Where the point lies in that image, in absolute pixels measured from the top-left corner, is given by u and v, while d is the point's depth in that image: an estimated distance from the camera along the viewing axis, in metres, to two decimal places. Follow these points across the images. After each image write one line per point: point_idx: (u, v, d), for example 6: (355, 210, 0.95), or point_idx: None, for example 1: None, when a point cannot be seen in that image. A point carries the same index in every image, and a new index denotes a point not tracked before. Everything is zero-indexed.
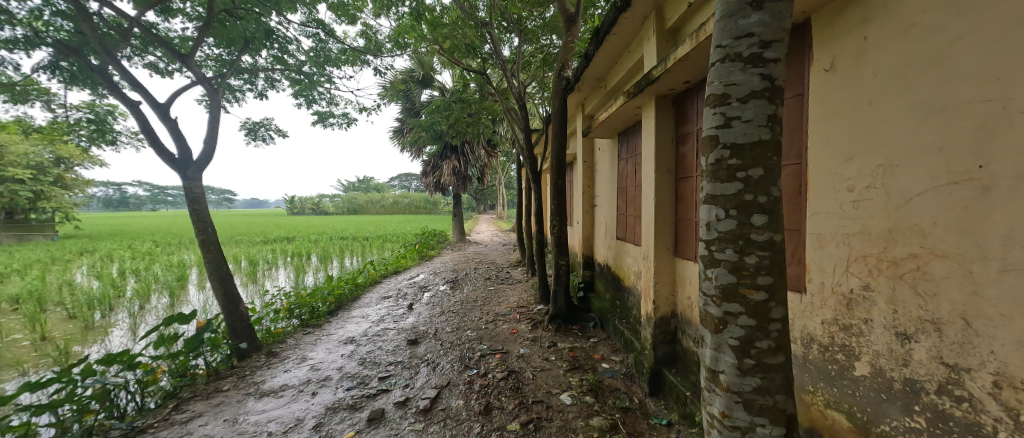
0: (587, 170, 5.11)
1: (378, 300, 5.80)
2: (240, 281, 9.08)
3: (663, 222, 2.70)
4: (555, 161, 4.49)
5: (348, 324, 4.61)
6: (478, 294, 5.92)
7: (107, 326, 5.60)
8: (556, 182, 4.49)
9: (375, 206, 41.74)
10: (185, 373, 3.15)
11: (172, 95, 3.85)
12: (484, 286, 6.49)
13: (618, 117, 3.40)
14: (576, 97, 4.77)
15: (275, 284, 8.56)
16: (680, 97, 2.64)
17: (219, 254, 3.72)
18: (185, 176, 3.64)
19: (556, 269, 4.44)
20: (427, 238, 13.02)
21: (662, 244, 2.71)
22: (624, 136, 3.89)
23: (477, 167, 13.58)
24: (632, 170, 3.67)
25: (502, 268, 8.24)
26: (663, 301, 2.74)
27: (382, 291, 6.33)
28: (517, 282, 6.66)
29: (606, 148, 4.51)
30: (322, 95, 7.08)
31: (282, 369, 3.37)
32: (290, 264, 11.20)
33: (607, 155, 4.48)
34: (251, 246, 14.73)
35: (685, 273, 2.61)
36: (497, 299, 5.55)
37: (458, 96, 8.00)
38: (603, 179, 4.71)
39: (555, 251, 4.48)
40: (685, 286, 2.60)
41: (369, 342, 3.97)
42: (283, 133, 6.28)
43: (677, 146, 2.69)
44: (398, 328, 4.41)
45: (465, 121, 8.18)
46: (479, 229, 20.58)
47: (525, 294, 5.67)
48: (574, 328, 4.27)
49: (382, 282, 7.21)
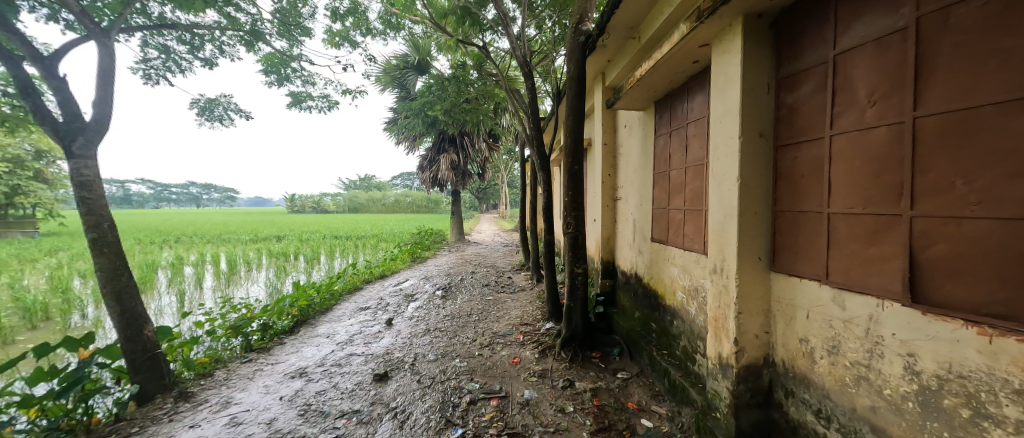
0: (608, 154, 4.14)
1: (354, 312, 4.83)
2: (211, 284, 8.15)
3: (751, 217, 1.72)
4: (571, 142, 3.53)
5: (306, 347, 3.64)
6: (473, 306, 4.95)
7: (28, 342, 4.68)
8: (572, 168, 3.52)
9: (376, 205, 40.90)
10: (58, 426, 2.20)
11: (68, 46, 2.92)
12: (480, 295, 5.52)
13: (667, 68, 2.41)
14: (596, 60, 3.81)
15: (249, 289, 7.64)
16: (789, 14, 1.63)
17: (119, 258, 2.74)
18: (68, 151, 2.64)
19: (571, 279, 3.48)
20: (422, 237, 11.97)
21: (750, 251, 1.72)
22: (666, 102, 2.89)
23: (478, 162, 12.61)
24: (680, 148, 2.67)
25: (503, 272, 7.27)
26: (751, 342, 1.73)
27: (362, 300, 5.39)
28: (519, 291, 5.67)
29: (634, 123, 3.53)
30: (297, 73, 6.27)
31: (186, 423, 2.39)
32: (272, 266, 10.21)
33: (637, 132, 3.49)
34: (237, 245, 13.80)
35: (792, 298, 1.61)
36: (495, 313, 4.57)
37: (455, 76, 7.00)
38: (629, 166, 3.72)
39: (569, 256, 3.51)
40: (793, 322, 1.60)
41: (324, 377, 2.99)
42: (245, 114, 5.38)
43: (777, 96, 1.70)
44: (367, 353, 3.44)
45: (462, 106, 7.19)
46: (480, 228, 19.61)
47: (530, 306, 4.70)
48: (593, 356, 3.29)
49: (365, 288, 6.26)
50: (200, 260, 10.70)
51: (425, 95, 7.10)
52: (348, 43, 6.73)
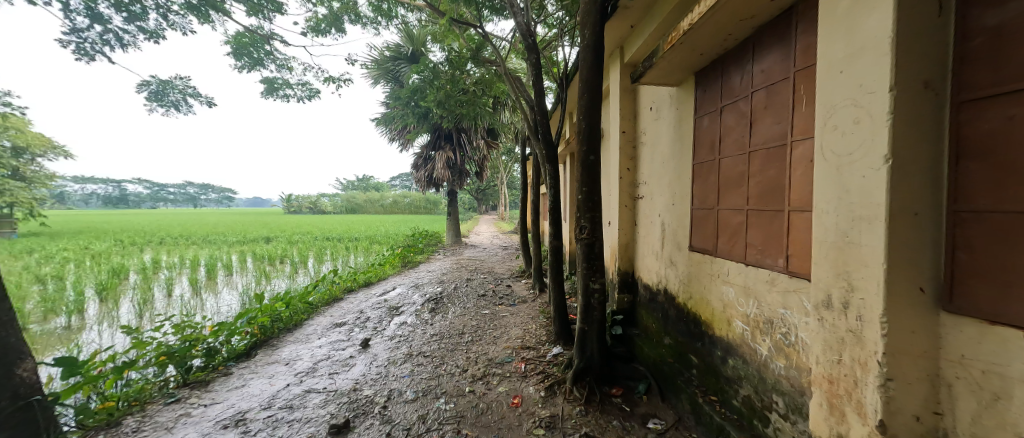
0: (627, 145, 3.47)
1: (326, 330, 4.12)
2: (181, 292, 7.42)
3: (911, 222, 1.05)
4: (586, 126, 2.85)
5: (255, 380, 2.93)
6: (466, 322, 4.25)
7: None
8: (587, 158, 2.83)
9: (374, 205, 40.21)
10: None
11: None
12: (475, 309, 4.81)
13: (730, 12, 1.73)
14: (617, 28, 3.15)
15: (221, 298, 6.93)
16: None
17: None
18: None
19: (585, 297, 2.80)
20: (415, 240, 11.27)
21: (909, 278, 1.05)
22: (716, 69, 2.22)
23: (476, 160, 11.93)
24: (739, 126, 1.99)
25: (501, 279, 6.58)
26: (908, 427, 1.06)
27: (339, 314, 4.68)
28: (519, 304, 4.97)
29: (663, 104, 2.87)
30: (272, 57, 5.64)
31: None
32: (254, 271, 9.50)
33: (668, 113, 2.82)
34: (221, 248, 13.06)
35: (996, 362, 0.94)
36: (492, 332, 3.87)
37: (449, 63, 6.34)
38: (655, 158, 3.06)
39: (583, 268, 2.82)
40: (1000, 405, 0.94)
41: (266, 428, 2.29)
42: (208, 100, 4.73)
43: (958, 21, 1.02)
44: (329, 390, 2.74)
45: (457, 98, 6.55)
46: (479, 230, 18.90)
47: (532, 323, 4.01)
48: (613, 394, 2.59)
49: (346, 299, 5.56)
50: (177, 264, 9.97)
51: (417, 85, 6.46)
52: (335, 29, 6.17)
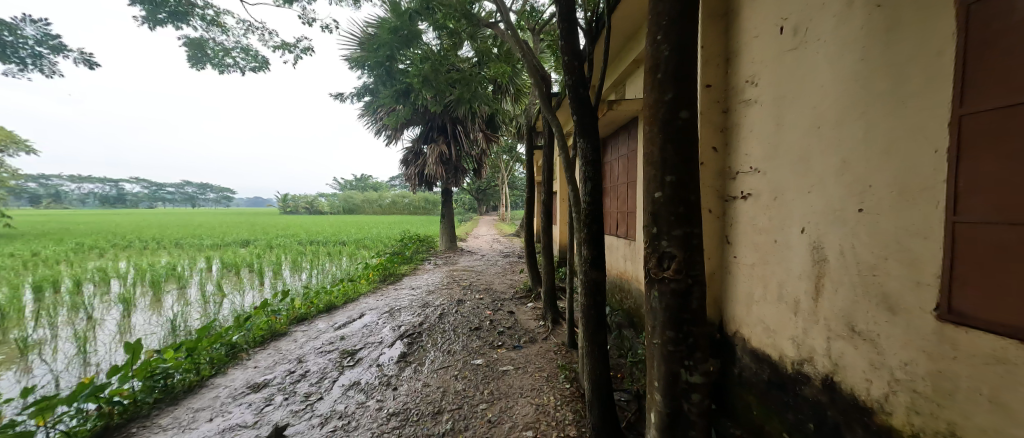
0: (714, 107, 2.06)
1: (231, 399, 2.69)
2: (103, 314, 5.98)
3: None
4: (672, 50, 1.40)
5: None
6: (448, 386, 2.79)
7: None
8: (675, 116, 1.39)
9: (371, 205, 38.86)
10: None
11: None
12: (463, 355, 3.37)
13: None
14: None
15: (147, 324, 5.50)
16: None
17: None
18: None
19: (671, 402, 1.38)
20: (403, 245, 9.86)
21: None
22: None
23: (472, 156, 10.56)
24: None
25: (501, 303, 5.14)
26: None
27: (267, 365, 3.24)
28: (526, 346, 3.53)
29: (826, 13, 1.45)
30: (201, 14, 4.28)
31: None
32: (210, 283, 8.10)
33: (838, 24, 1.40)
34: (188, 253, 11.68)
35: None
36: (485, 412, 2.42)
37: (441, 39, 4.99)
38: (787, 122, 1.65)
39: (665, 341, 1.38)
40: None
41: None
42: (89, 61, 3.38)
43: None
44: None
45: (447, 75, 5.12)
46: (478, 232, 17.76)
47: (548, 394, 2.57)
48: None
49: (292, 332, 4.14)
50: (122, 273, 8.52)
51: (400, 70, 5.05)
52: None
